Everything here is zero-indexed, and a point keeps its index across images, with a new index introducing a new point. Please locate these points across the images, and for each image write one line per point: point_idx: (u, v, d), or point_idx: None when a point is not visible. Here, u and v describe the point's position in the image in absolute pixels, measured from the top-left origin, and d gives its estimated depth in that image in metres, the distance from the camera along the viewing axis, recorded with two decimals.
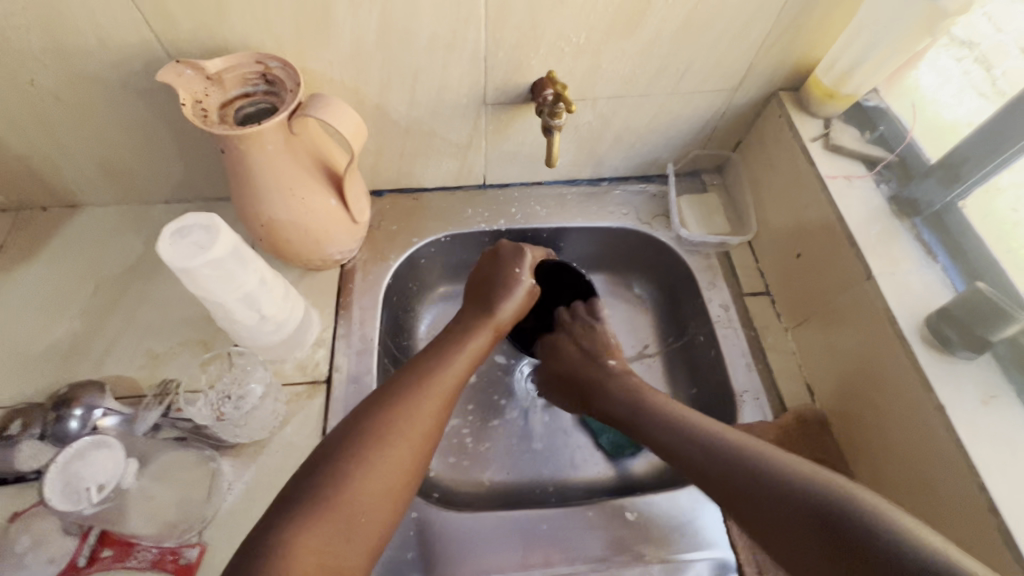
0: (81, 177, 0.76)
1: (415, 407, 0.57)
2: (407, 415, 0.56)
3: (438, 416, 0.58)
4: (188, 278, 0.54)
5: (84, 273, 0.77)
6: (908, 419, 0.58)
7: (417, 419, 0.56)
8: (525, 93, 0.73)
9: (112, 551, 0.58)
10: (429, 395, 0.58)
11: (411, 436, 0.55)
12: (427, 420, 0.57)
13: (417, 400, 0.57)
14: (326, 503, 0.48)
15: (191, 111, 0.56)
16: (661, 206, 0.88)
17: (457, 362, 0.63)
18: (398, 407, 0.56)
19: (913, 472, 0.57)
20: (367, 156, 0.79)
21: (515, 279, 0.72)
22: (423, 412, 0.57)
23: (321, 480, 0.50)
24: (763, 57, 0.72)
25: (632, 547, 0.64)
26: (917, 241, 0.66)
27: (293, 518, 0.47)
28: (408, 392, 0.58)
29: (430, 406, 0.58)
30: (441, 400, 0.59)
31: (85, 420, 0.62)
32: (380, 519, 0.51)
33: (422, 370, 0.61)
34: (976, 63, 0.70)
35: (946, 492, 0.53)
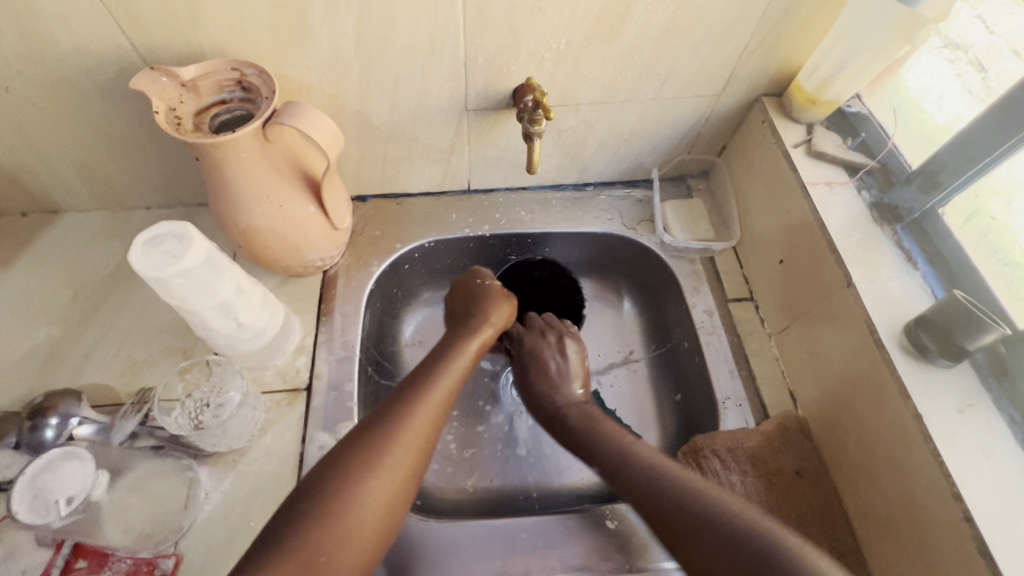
0: (61, 183, 0.76)
1: (398, 439, 0.53)
2: (391, 443, 0.52)
3: (423, 443, 0.54)
4: (162, 288, 0.54)
5: (64, 280, 0.76)
6: (892, 432, 0.57)
7: (402, 447, 0.53)
8: (507, 99, 0.73)
9: (87, 562, 0.56)
10: (415, 425, 0.54)
11: (392, 466, 0.52)
12: (411, 448, 0.53)
13: (402, 425, 0.54)
14: (293, 545, 0.46)
15: (164, 118, 0.55)
16: (646, 211, 0.88)
17: (445, 384, 0.59)
18: (379, 433, 0.53)
19: (892, 482, 0.57)
20: (349, 162, 0.79)
21: (481, 288, 0.73)
22: (407, 440, 0.53)
23: (297, 514, 0.47)
24: (745, 63, 0.72)
25: (613, 555, 0.64)
26: (898, 248, 0.66)
27: (259, 560, 0.44)
28: (393, 420, 0.54)
29: (416, 431, 0.54)
30: (426, 430, 0.55)
31: (61, 428, 0.62)
32: (352, 560, 0.48)
33: (410, 389, 0.57)
34: (970, 65, 0.68)
35: (925, 501, 0.53)
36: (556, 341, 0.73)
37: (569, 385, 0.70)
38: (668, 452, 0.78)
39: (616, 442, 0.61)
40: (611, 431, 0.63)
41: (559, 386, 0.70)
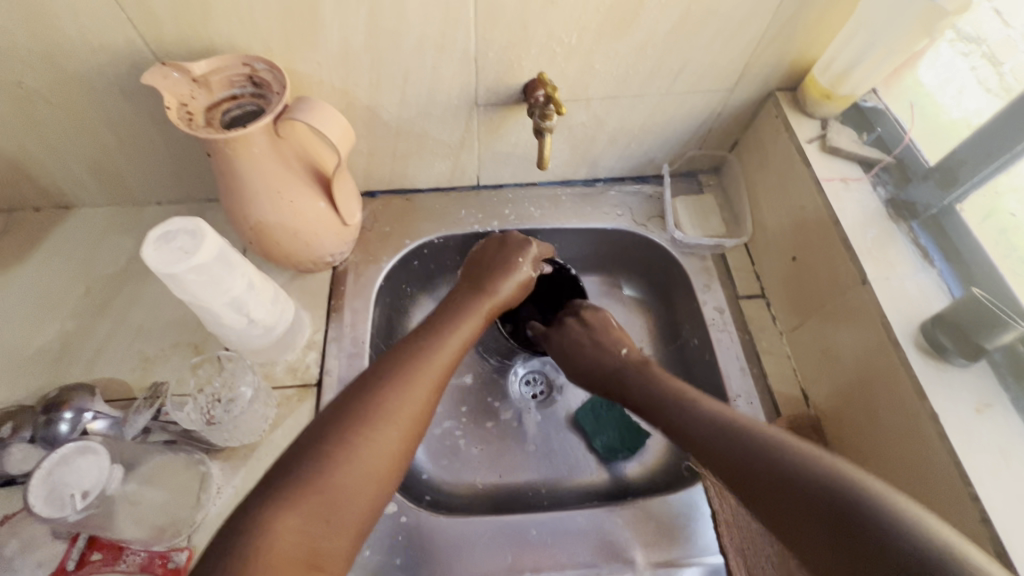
0: (72, 178, 0.76)
1: (408, 387, 0.54)
2: (399, 391, 0.53)
3: (432, 393, 0.55)
4: (175, 284, 0.54)
5: (76, 275, 0.77)
6: (905, 416, 0.56)
7: (410, 396, 0.53)
8: (518, 94, 0.72)
9: (103, 554, 0.57)
10: (424, 374, 0.55)
11: (401, 413, 0.52)
12: (419, 398, 0.54)
13: (410, 375, 0.55)
14: (309, 484, 0.46)
15: (176, 114, 0.55)
16: (657, 207, 0.87)
17: (451, 341, 0.60)
18: (388, 384, 0.53)
19: (904, 471, 0.56)
20: (359, 157, 0.79)
21: (513, 266, 0.71)
22: (416, 388, 0.54)
23: (307, 458, 0.48)
24: (759, 57, 0.71)
25: (623, 552, 0.64)
26: (914, 245, 0.65)
27: (274, 498, 0.45)
28: (401, 369, 0.55)
29: (424, 381, 0.55)
30: (433, 380, 0.56)
31: (74, 423, 0.62)
32: (365, 500, 0.49)
33: (416, 344, 0.58)
34: (984, 59, 0.68)
35: (939, 491, 0.52)
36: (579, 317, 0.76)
37: (614, 347, 0.71)
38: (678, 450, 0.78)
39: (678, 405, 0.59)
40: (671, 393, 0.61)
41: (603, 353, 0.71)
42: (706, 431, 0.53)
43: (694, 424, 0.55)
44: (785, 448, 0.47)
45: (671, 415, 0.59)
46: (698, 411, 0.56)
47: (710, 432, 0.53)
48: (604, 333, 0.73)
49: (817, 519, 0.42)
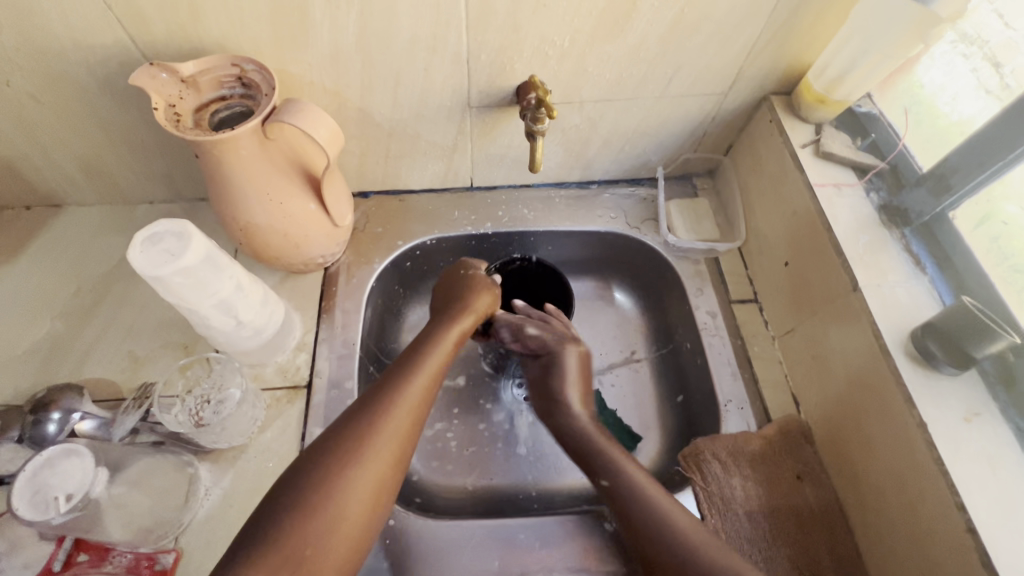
0: (63, 177, 0.76)
1: (383, 424, 0.54)
2: (370, 434, 0.53)
3: (406, 432, 0.55)
4: (161, 286, 0.54)
5: (66, 274, 0.77)
6: (895, 440, 0.56)
7: (378, 444, 0.53)
8: (510, 96, 0.72)
9: (88, 555, 0.57)
10: (399, 411, 0.55)
11: (369, 462, 0.52)
12: (387, 444, 0.53)
13: (378, 420, 0.54)
14: (280, 536, 0.46)
15: (163, 115, 0.55)
16: (650, 210, 0.87)
17: (428, 370, 0.59)
18: (359, 427, 0.53)
19: (891, 495, 0.56)
20: (351, 158, 0.78)
21: (473, 277, 0.72)
22: (387, 430, 0.53)
23: (274, 515, 0.47)
24: (753, 62, 0.71)
25: (611, 557, 0.64)
26: (905, 252, 0.64)
27: (246, 552, 0.45)
28: (377, 406, 0.55)
29: (394, 423, 0.54)
30: (409, 414, 0.56)
31: (63, 423, 0.62)
32: (344, 544, 0.49)
33: (386, 384, 0.57)
34: (985, 61, 0.66)
35: (924, 512, 0.52)
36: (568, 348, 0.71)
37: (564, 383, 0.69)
38: (669, 454, 0.78)
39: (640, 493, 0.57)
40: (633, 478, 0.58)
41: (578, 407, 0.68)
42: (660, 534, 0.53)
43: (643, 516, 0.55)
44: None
45: (634, 504, 0.56)
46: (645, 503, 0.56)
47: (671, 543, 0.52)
48: (566, 379, 0.69)
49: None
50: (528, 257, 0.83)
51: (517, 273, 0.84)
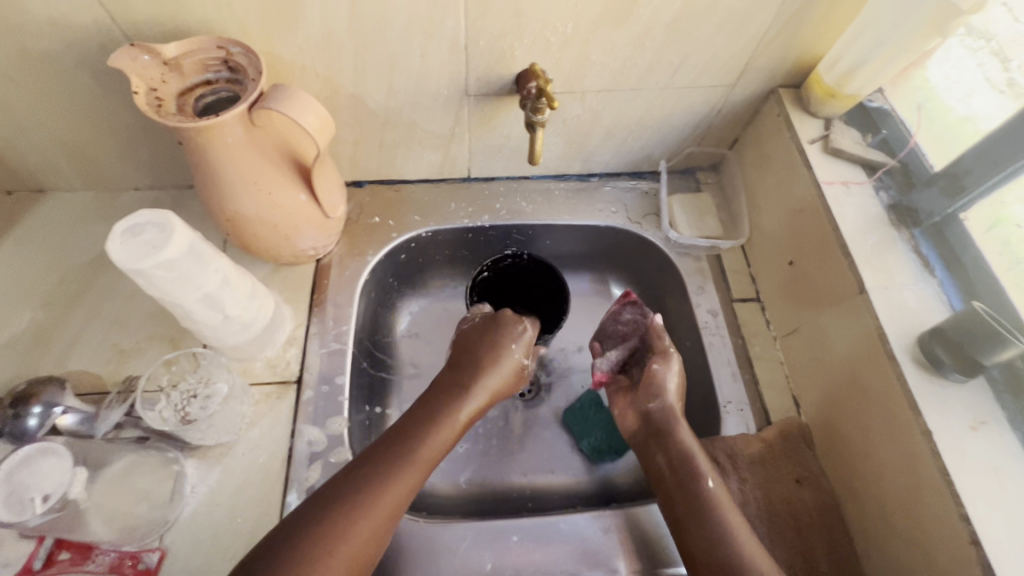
0: (45, 162, 0.73)
1: (378, 498, 0.53)
2: (363, 508, 0.52)
3: (398, 503, 0.54)
4: (143, 279, 0.52)
5: (49, 262, 0.74)
6: (897, 456, 0.55)
7: (381, 501, 0.53)
8: (510, 84, 0.69)
9: (70, 554, 0.55)
10: (396, 483, 0.54)
11: (368, 519, 0.52)
12: (390, 501, 0.54)
13: (388, 478, 0.54)
14: None
15: (143, 100, 0.52)
16: (652, 204, 0.85)
17: (439, 438, 0.59)
18: (353, 496, 0.52)
19: (897, 528, 0.55)
20: (344, 147, 0.76)
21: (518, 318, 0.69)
22: (382, 503, 0.53)
23: None
24: (763, 53, 0.68)
25: (604, 560, 0.63)
26: (914, 253, 0.62)
27: None
28: (372, 476, 0.54)
29: (402, 481, 0.55)
30: (409, 485, 0.55)
31: (44, 418, 0.60)
32: None
33: (381, 454, 0.56)
34: (991, 55, 0.66)
35: (927, 531, 0.51)
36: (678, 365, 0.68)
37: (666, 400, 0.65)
38: None
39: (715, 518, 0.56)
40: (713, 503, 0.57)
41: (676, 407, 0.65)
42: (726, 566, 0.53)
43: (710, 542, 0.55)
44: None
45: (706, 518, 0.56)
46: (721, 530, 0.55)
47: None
48: (662, 390, 0.65)
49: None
50: (519, 254, 0.77)
51: (507, 271, 0.79)
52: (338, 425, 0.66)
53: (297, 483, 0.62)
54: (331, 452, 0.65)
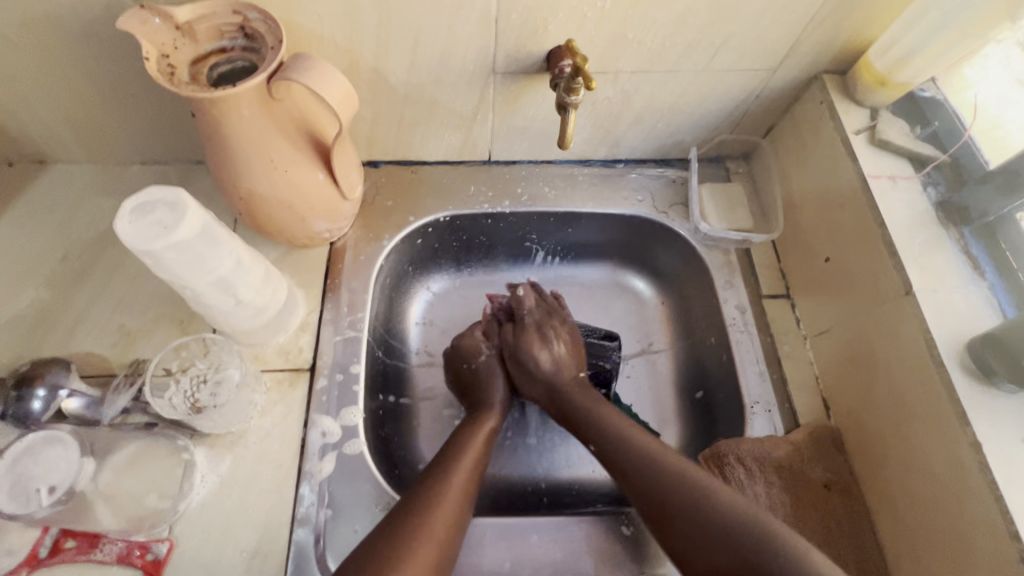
0: (47, 133, 0.70)
1: (434, 507, 0.55)
2: (424, 517, 0.54)
3: (456, 510, 0.56)
4: (153, 261, 0.49)
5: (51, 237, 0.71)
6: (935, 474, 0.53)
7: (438, 513, 0.55)
8: (541, 62, 0.65)
9: (76, 542, 0.54)
10: (448, 493, 0.57)
11: (436, 525, 0.54)
12: (450, 506, 0.56)
13: (440, 488, 0.57)
14: None
15: (155, 66, 0.49)
16: (680, 193, 0.81)
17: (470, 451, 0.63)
18: (413, 512, 0.54)
19: (934, 546, 0.53)
20: (362, 124, 0.72)
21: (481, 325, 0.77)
22: (440, 511, 0.55)
23: None
24: (810, 36, 0.64)
25: (625, 563, 0.60)
26: (963, 254, 0.60)
27: None
28: (424, 495, 0.56)
29: (445, 505, 0.56)
30: (460, 491, 0.58)
31: (49, 401, 0.58)
32: None
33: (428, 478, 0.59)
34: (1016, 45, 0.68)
35: (971, 551, 0.49)
36: (539, 334, 0.73)
37: (537, 357, 0.72)
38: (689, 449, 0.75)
39: (626, 435, 0.62)
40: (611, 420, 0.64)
41: (557, 367, 0.71)
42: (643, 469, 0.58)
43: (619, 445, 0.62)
44: (716, 507, 0.52)
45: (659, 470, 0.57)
46: (619, 437, 0.62)
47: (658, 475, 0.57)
48: (540, 347, 0.72)
49: (730, 555, 0.49)
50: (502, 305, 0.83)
51: None
52: (353, 415, 0.64)
53: (310, 476, 0.60)
54: (345, 444, 0.62)
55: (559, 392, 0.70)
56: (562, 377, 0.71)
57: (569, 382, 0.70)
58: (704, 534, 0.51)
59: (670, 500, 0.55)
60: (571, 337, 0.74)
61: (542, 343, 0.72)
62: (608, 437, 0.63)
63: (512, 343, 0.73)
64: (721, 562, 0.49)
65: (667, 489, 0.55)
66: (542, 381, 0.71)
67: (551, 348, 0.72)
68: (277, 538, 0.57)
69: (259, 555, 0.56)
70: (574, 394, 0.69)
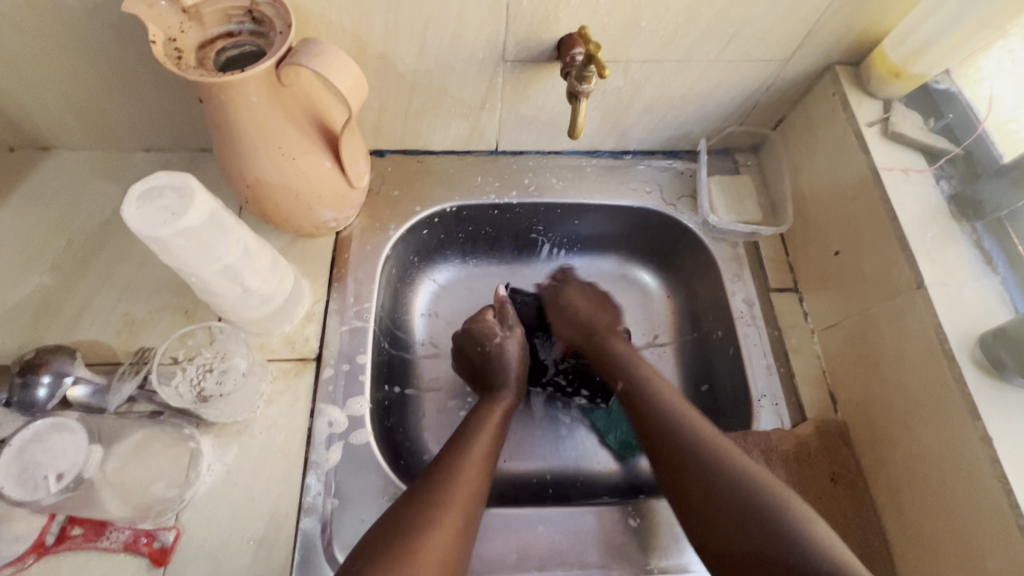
0: (51, 118, 0.69)
1: (453, 483, 0.57)
2: (444, 492, 0.56)
3: (474, 484, 0.58)
4: (160, 248, 0.48)
5: (54, 224, 0.70)
6: (945, 470, 0.53)
7: (456, 488, 0.56)
8: (551, 50, 0.64)
9: (83, 530, 0.54)
10: (466, 469, 0.59)
11: (456, 499, 0.56)
12: (468, 481, 0.58)
13: (458, 465, 0.59)
14: None
15: (161, 50, 0.48)
16: (688, 185, 0.81)
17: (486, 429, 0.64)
18: (433, 488, 0.56)
19: (940, 540, 0.53)
20: (369, 112, 0.71)
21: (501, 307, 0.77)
22: (460, 486, 0.57)
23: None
24: (824, 26, 0.64)
25: (632, 555, 0.60)
26: (976, 249, 0.59)
27: None
28: (443, 472, 0.58)
29: (457, 503, 0.55)
30: (477, 467, 0.60)
31: (54, 389, 0.58)
32: None
33: (446, 455, 0.61)
34: None
35: (979, 546, 0.49)
36: (579, 286, 0.80)
37: (580, 307, 0.77)
38: None
39: (657, 401, 0.64)
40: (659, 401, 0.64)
41: (594, 315, 0.77)
42: (685, 449, 0.58)
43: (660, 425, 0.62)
44: (734, 474, 0.54)
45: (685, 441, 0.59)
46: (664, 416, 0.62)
47: (698, 460, 0.57)
48: (582, 300, 0.78)
49: (741, 527, 0.52)
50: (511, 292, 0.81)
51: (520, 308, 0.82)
52: (359, 405, 0.64)
53: (316, 466, 0.60)
54: (352, 434, 0.62)
55: (594, 334, 0.75)
56: (596, 323, 0.76)
57: (604, 330, 0.75)
58: (734, 513, 0.52)
59: (703, 479, 0.55)
60: (599, 294, 0.79)
61: (583, 296, 0.79)
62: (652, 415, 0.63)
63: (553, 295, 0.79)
64: (747, 535, 0.51)
65: (700, 475, 0.55)
66: (580, 325, 0.76)
67: (588, 301, 0.78)
68: (284, 527, 0.57)
69: (266, 543, 0.56)
70: (613, 341, 0.74)
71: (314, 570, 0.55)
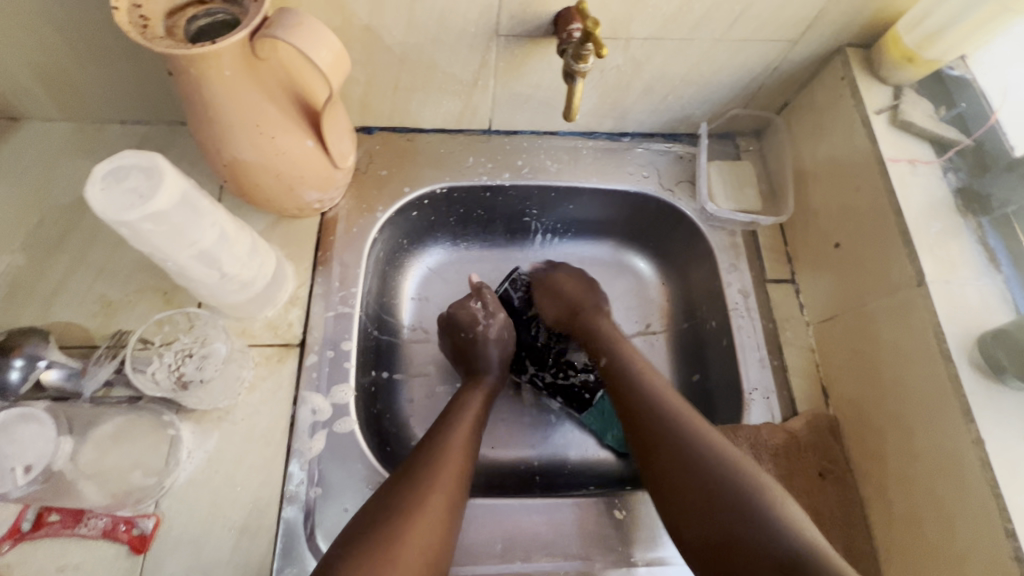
0: (17, 87, 0.65)
1: (439, 463, 0.57)
2: (430, 474, 0.55)
3: (460, 463, 0.58)
4: (129, 232, 0.46)
5: (26, 200, 0.67)
6: (931, 466, 0.53)
7: (442, 470, 0.56)
8: (547, 26, 0.60)
9: (60, 517, 0.53)
10: (452, 451, 0.59)
11: (444, 478, 0.55)
12: (454, 462, 0.58)
13: (443, 446, 0.59)
14: None
15: (127, 19, 0.45)
16: (687, 170, 0.78)
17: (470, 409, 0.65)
18: (418, 469, 0.56)
19: (925, 536, 0.53)
20: (355, 87, 0.68)
21: (493, 307, 0.74)
22: (446, 466, 0.57)
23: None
24: (836, 5, 0.60)
25: (615, 547, 0.60)
26: (980, 245, 0.57)
27: None
28: (427, 455, 0.58)
29: (443, 487, 0.55)
30: (463, 448, 0.60)
31: (27, 371, 0.56)
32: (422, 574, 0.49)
33: (429, 437, 0.60)
34: None
35: (966, 544, 0.49)
36: (572, 273, 0.78)
37: (590, 290, 0.76)
38: None
39: (641, 382, 0.63)
40: (653, 385, 0.62)
41: (581, 295, 0.76)
42: (643, 406, 0.61)
43: (645, 408, 0.60)
44: (707, 455, 0.54)
45: (663, 419, 0.58)
46: (648, 395, 0.61)
47: (649, 406, 0.60)
48: (589, 278, 0.78)
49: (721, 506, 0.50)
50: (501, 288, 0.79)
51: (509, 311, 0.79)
52: (344, 393, 0.62)
53: (300, 454, 0.59)
54: (336, 422, 0.61)
55: (579, 316, 0.74)
56: (582, 307, 0.75)
57: (591, 311, 0.75)
58: (688, 464, 0.54)
59: (682, 452, 0.55)
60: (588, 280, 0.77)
61: (573, 279, 0.77)
62: (646, 406, 0.61)
63: (544, 275, 0.78)
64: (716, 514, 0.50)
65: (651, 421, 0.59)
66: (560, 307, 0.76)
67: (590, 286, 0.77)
68: (265, 516, 0.56)
69: (248, 532, 0.55)
70: (601, 324, 0.73)
71: (296, 559, 0.54)
